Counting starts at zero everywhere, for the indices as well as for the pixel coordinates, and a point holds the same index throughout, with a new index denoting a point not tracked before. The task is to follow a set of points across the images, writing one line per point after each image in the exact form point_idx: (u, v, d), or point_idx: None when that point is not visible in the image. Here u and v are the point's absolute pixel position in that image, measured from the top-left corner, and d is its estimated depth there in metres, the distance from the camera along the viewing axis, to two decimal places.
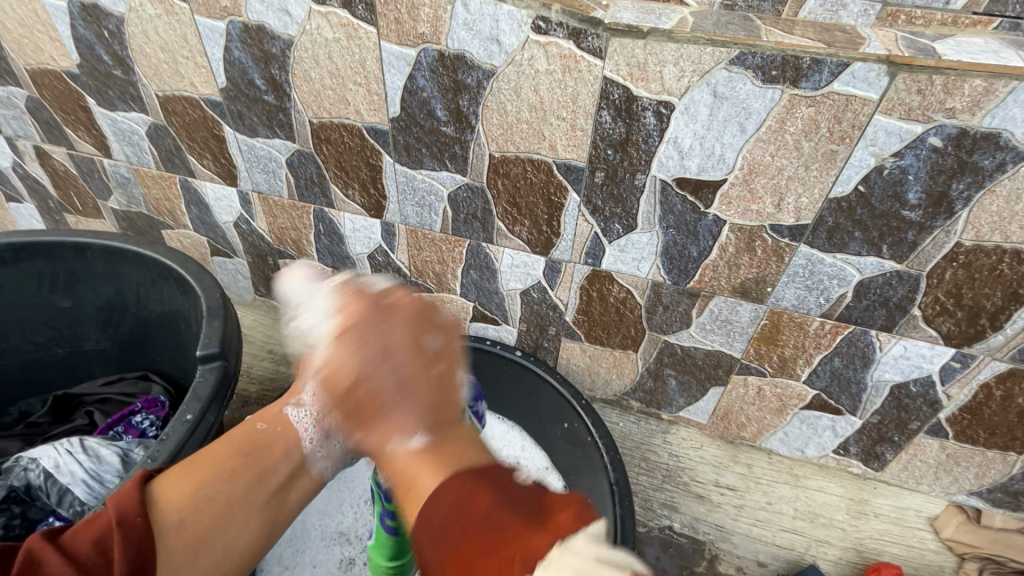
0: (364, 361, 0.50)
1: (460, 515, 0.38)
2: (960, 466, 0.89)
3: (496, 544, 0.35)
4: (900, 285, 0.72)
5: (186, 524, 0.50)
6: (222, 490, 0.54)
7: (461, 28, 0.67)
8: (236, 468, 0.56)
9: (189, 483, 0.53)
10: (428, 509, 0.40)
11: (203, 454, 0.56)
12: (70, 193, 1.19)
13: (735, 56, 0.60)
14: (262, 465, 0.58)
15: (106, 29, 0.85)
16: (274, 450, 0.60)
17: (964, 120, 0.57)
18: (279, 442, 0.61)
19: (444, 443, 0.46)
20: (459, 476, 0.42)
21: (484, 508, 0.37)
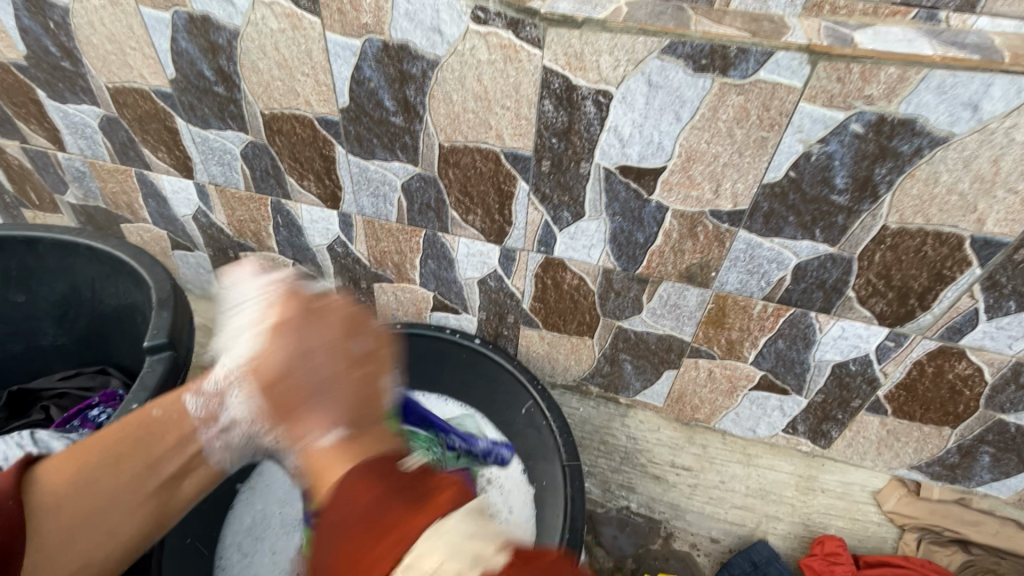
0: (291, 360, 0.65)
1: (354, 504, 0.49)
2: (900, 442, 0.93)
3: (388, 526, 0.45)
4: (834, 268, 0.75)
5: (62, 509, 0.53)
6: (106, 475, 0.57)
7: (403, 18, 0.68)
8: (123, 453, 0.59)
9: (71, 470, 0.55)
10: (342, 496, 0.52)
11: (97, 435, 0.59)
12: (26, 188, 1.17)
13: (666, 45, 0.61)
14: (151, 454, 0.61)
15: (50, 20, 0.84)
16: (167, 439, 0.63)
17: (882, 107, 0.60)
18: (173, 429, 0.64)
19: (357, 440, 0.61)
20: (366, 468, 0.55)
21: (375, 497, 0.49)
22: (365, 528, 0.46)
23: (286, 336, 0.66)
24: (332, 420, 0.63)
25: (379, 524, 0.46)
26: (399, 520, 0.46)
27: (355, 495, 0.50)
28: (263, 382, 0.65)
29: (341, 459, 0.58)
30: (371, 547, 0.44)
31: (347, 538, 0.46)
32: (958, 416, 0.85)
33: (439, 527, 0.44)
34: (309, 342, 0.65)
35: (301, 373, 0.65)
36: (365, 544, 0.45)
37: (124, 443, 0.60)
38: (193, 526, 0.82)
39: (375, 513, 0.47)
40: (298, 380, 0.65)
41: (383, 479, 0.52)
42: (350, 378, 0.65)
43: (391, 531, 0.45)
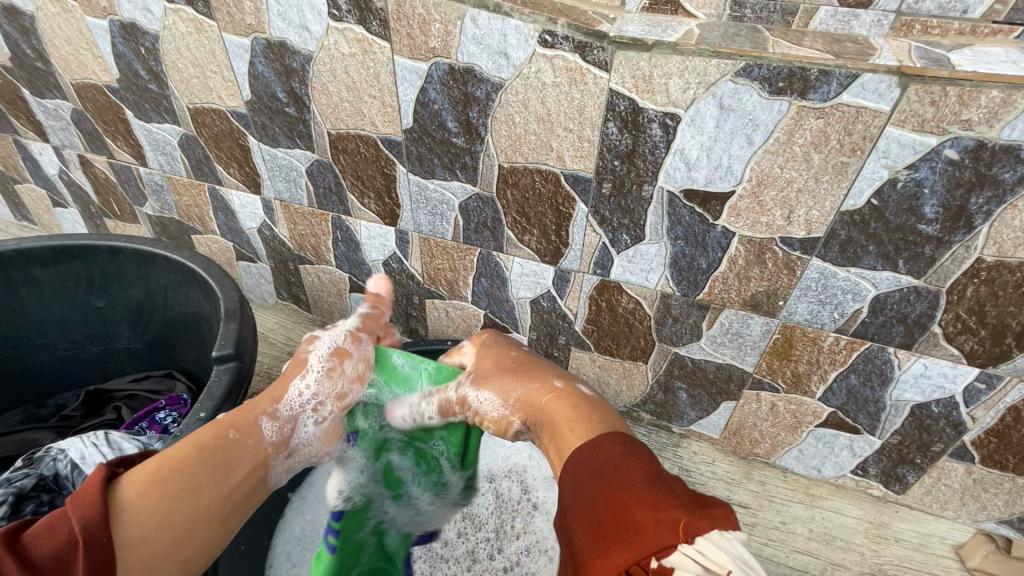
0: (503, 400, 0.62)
1: (607, 469, 0.44)
2: (988, 492, 0.85)
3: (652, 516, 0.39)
4: (918, 301, 0.70)
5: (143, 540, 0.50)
6: (183, 495, 0.54)
7: (471, 42, 0.69)
8: (203, 483, 0.55)
9: (148, 501, 0.51)
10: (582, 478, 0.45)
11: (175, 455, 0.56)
12: (109, 199, 1.25)
13: (741, 67, 0.59)
14: (225, 480, 0.58)
15: (142, 46, 0.90)
16: (239, 469, 0.60)
17: (981, 132, 0.55)
18: (243, 456, 0.61)
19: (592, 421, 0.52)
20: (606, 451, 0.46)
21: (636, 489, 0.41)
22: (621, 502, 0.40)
23: (520, 379, 0.63)
24: (558, 379, 0.62)
25: (644, 510, 0.39)
26: (677, 503, 0.39)
27: (615, 457, 0.44)
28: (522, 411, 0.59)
29: (575, 420, 0.52)
30: (627, 527, 0.39)
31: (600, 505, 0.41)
32: None
33: (721, 535, 0.37)
34: (541, 373, 0.63)
35: (527, 392, 0.60)
36: (616, 532, 0.39)
37: (199, 470, 0.56)
38: (247, 535, 0.83)
39: (616, 478, 0.42)
40: (537, 400, 0.58)
41: (649, 455, 0.45)
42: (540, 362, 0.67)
43: (654, 527, 0.38)
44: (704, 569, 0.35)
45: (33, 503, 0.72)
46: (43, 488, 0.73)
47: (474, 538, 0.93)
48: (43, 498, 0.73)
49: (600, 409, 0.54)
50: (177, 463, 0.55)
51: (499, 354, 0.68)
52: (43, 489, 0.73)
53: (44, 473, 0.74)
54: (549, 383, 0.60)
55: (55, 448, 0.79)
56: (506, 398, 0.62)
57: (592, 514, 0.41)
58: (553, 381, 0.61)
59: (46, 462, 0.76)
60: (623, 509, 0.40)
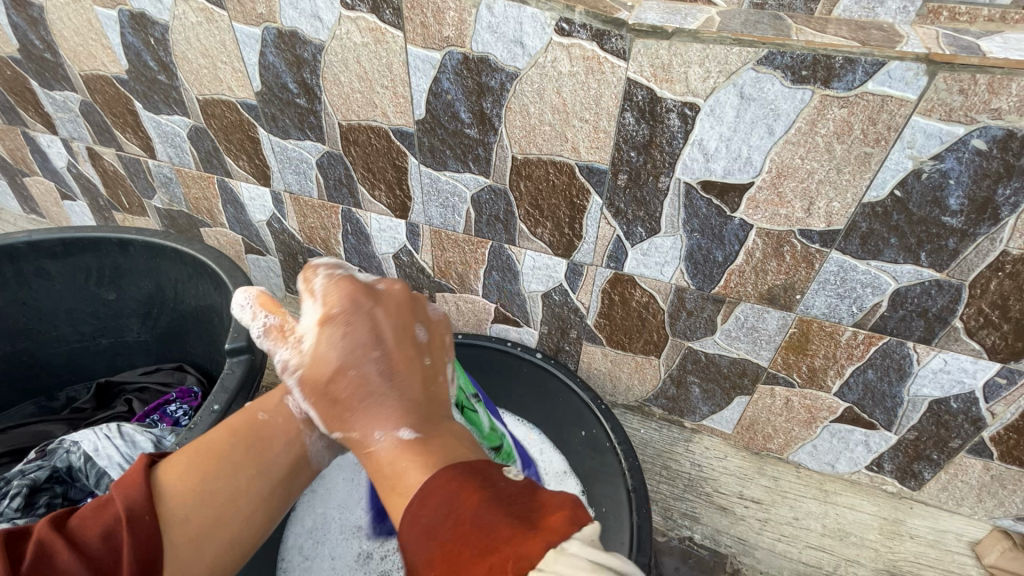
0: (347, 353, 0.51)
1: (452, 512, 0.40)
2: (1005, 488, 0.84)
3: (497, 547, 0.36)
4: (940, 295, 0.68)
5: (188, 519, 0.49)
6: (218, 476, 0.53)
7: (486, 31, 0.68)
8: (238, 464, 0.54)
9: (188, 482, 0.51)
10: (418, 505, 0.43)
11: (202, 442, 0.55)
12: (118, 192, 1.25)
13: (763, 56, 0.58)
14: (263, 459, 0.56)
15: (152, 36, 0.89)
16: (274, 441, 0.58)
17: (1011, 121, 0.54)
18: (280, 433, 0.59)
19: (431, 440, 0.49)
20: (450, 474, 0.44)
21: (474, 510, 0.39)
22: (471, 542, 0.38)
23: (338, 326, 0.52)
24: (397, 419, 0.50)
25: (480, 549, 0.37)
26: (507, 535, 0.37)
27: (453, 492, 0.42)
28: (317, 383, 0.52)
29: (424, 450, 0.48)
30: (469, 562, 0.37)
31: (445, 554, 0.38)
32: None
33: (560, 550, 0.35)
34: (364, 413, 0.51)
35: (371, 363, 0.51)
36: (469, 555, 0.37)
37: (230, 453, 0.55)
38: None
39: (451, 523, 0.39)
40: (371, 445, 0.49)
41: (487, 485, 0.42)
42: (428, 383, 0.54)
43: (510, 542, 0.36)
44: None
45: (47, 494, 0.73)
46: (57, 480, 0.74)
47: None
48: (57, 490, 0.74)
49: (445, 440, 0.49)
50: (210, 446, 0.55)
51: (356, 293, 0.54)
52: (57, 480, 0.74)
53: (58, 465, 0.75)
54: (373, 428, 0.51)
55: (69, 440, 0.78)
56: (316, 354, 0.52)
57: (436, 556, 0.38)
58: (398, 424, 0.50)
59: (59, 454, 0.77)
60: (466, 546, 0.38)
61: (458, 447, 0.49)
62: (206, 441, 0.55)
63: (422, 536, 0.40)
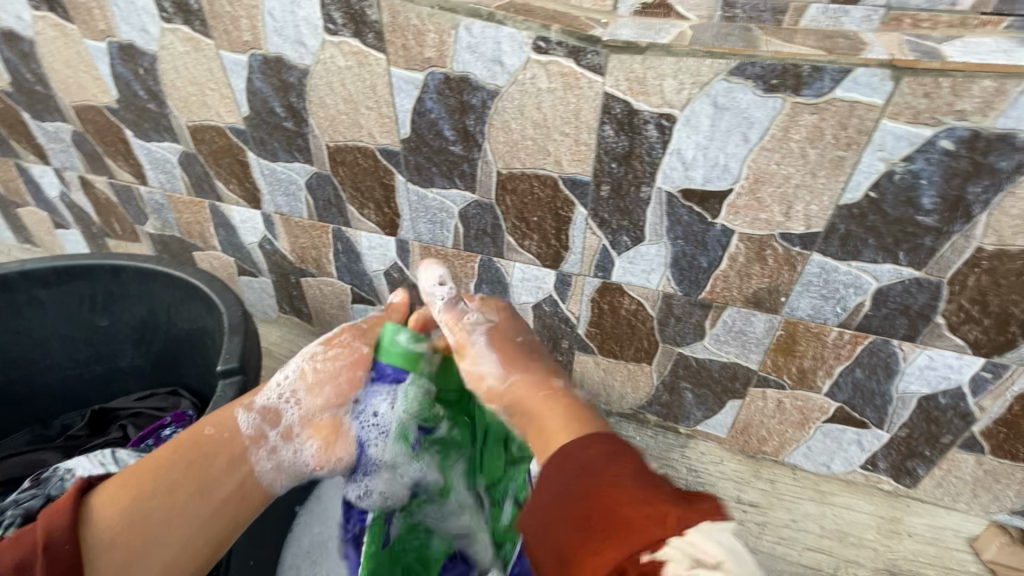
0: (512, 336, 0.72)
1: (593, 473, 0.45)
2: (999, 483, 0.84)
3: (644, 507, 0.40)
4: (920, 292, 0.70)
5: (124, 536, 0.53)
6: (149, 500, 0.57)
7: (465, 51, 0.69)
8: (176, 480, 0.59)
9: (123, 500, 0.55)
10: (570, 466, 0.47)
11: (149, 464, 0.60)
12: (111, 219, 1.26)
13: (734, 67, 0.60)
14: (202, 474, 0.61)
15: (140, 66, 0.91)
16: (218, 457, 0.64)
17: (975, 121, 0.56)
18: (222, 452, 0.64)
19: (580, 412, 0.59)
20: (591, 442, 0.49)
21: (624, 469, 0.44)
22: (614, 499, 0.41)
23: (513, 368, 0.68)
24: (552, 375, 0.67)
25: (633, 507, 0.40)
26: (666, 501, 0.40)
27: (601, 460, 0.46)
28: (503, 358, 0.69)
29: (565, 422, 0.57)
30: (621, 523, 0.39)
31: (596, 505, 0.42)
32: None
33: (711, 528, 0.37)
34: (532, 364, 0.69)
35: (524, 382, 0.66)
36: (607, 530, 0.40)
37: (177, 469, 0.60)
38: (256, 549, 0.82)
39: (604, 477, 0.44)
40: (529, 396, 0.64)
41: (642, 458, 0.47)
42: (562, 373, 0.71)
43: (641, 522, 0.39)
44: (693, 560, 0.35)
45: None
46: None
47: None
48: None
49: (588, 412, 0.59)
50: (150, 469, 0.59)
51: (505, 332, 0.73)
52: None
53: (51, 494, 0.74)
54: (546, 380, 0.66)
55: (64, 468, 0.79)
56: (507, 380, 0.67)
57: (582, 513, 0.42)
58: (551, 380, 0.66)
59: (54, 482, 0.76)
60: (613, 505, 0.41)
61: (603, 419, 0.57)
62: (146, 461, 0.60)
63: (570, 477, 0.46)
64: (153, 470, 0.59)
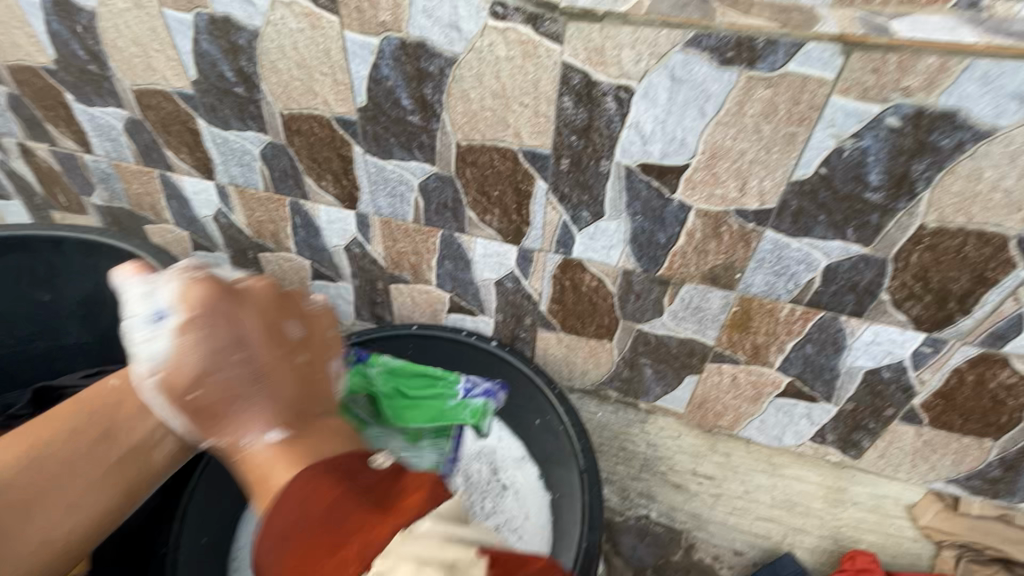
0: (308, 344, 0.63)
1: (309, 509, 0.48)
2: (936, 453, 0.88)
3: (340, 547, 0.45)
4: (867, 269, 0.71)
5: (15, 485, 0.55)
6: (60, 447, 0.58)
7: (421, 15, 0.67)
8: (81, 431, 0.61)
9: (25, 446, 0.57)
10: (276, 500, 0.51)
11: (56, 412, 0.61)
12: (55, 190, 1.20)
13: (690, 38, 0.59)
14: (112, 424, 0.62)
15: (78, 24, 0.86)
16: (129, 407, 0.64)
17: (920, 99, 0.57)
18: (137, 398, 0.65)
19: (301, 439, 0.57)
20: (309, 474, 0.51)
21: (322, 509, 0.47)
22: (316, 544, 0.46)
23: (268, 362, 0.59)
24: (263, 421, 0.57)
25: (326, 558, 0.44)
26: (357, 535, 0.45)
27: (309, 494, 0.49)
28: (178, 387, 0.56)
29: (290, 455, 0.55)
30: (320, 564, 0.44)
31: (299, 547, 0.46)
32: (1001, 427, 0.80)
33: (406, 535, 0.44)
34: (264, 399, 0.57)
35: (235, 371, 0.57)
36: (315, 557, 0.45)
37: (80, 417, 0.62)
38: (212, 526, 0.82)
39: (309, 532, 0.46)
40: (253, 449, 0.56)
41: (341, 484, 0.50)
42: (305, 381, 0.61)
43: (342, 564, 0.44)
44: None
45: None
46: None
47: None
48: None
49: (311, 444, 0.57)
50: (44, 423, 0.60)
51: (267, 317, 0.61)
52: None
53: None
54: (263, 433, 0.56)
55: None
56: (190, 384, 0.56)
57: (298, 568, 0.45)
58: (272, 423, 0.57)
59: None
60: (310, 554, 0.45)
61: (325, 445, 0.57)
62: (55, 412, 0.61)
63: (281, 537, 0.47)
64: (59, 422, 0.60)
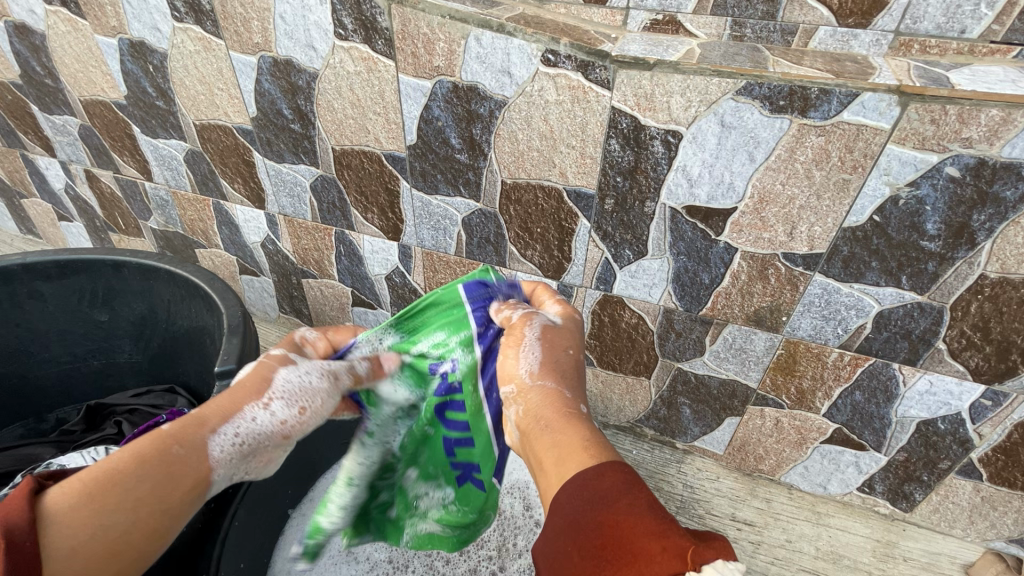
0: (553, 365, 0.53)
1: (613, 500, 0.39)
2: (996, 510, 0.83)
3: (660, 542, 0.34)
4: (922, 317, 0.69)
5: (74, 562, 0.38)
6: (126, 526, 0.40)
7: (474, 61, 0.70)
8: (147, 498, 0.41)
9: (79, 520, 0.39)
10: (587, 479, 0.41)
11: (115, 465, 0.42)
12: (114, 214, 1.26)
13: (742, 86, 0.60)
14: (176, 499, 0.43)
15: (150, 64, 0.91)
16: (186, 488, 0.44)
17: (982, 150, 0.56)
18: (194, 474, 0.45)
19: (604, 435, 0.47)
20: (616, 463, 0.42)
21: (647, 505, 0.38)
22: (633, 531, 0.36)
23: (551, 373, 0.53)
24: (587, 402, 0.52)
25: (649, 538, 0.35)
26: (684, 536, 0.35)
27: (619, 486, 0.40)
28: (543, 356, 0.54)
29: (586, 438, 0.46)
30: (630, 555, 0.35)
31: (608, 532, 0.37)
32: None
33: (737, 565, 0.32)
34: (579, 386, 0.53)
35: (543, 395, 0.51)
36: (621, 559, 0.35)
37: (145, 484, 0.42)
38: (248, 552, 0.82)
39: (622, 504, 0.38)
40: (552, 408, 0.50)
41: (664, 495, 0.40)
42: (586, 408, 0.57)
43: (659, 554, 0.34)
44: None
45: None
46: None
47: (474, 556, 0.92)
48: None
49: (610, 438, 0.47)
50: (119, 477, 0.41)
51: (560, 339, 0.56)
52: None
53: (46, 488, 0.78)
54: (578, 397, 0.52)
55: (57, 463, 0.82)
56: (537, 379, 0.52)
57: (596, 542, 0.37)
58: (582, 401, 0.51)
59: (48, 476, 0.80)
60: (626, 535, 0.36)
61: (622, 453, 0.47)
62: (109, 465, 0.41)
63: (580, 504, 0.39)
64: (120, 480, 0.41)
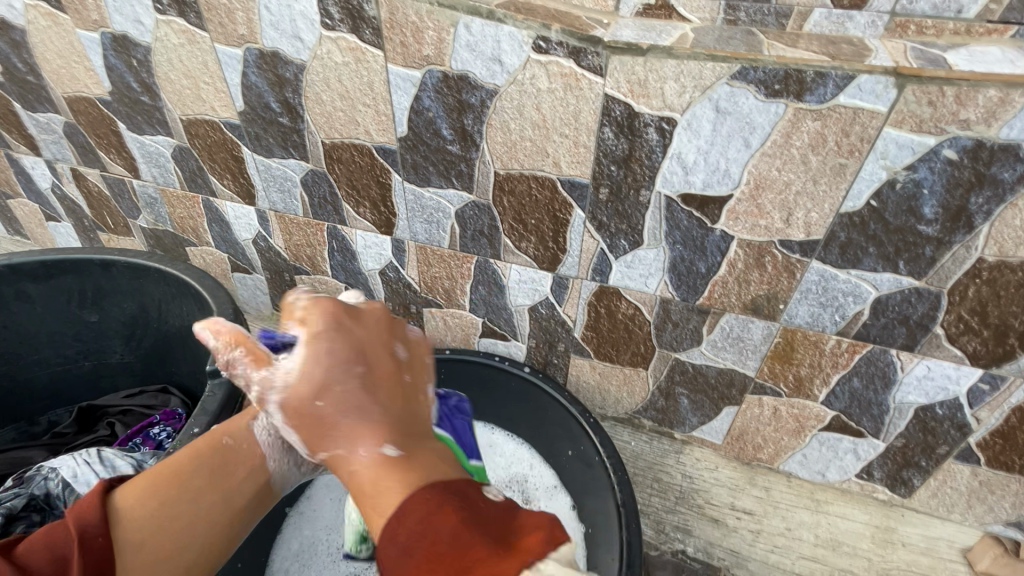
0: (325, 370, 0.50)
1: (426, 537, 0.37)
2: (994, 494, 0.84)
3: (469, 572, 0.34)
4: (920, 302, 0.69)
5: (147, 545, 0.48)
6: (190, 505, 0.52)
7: (464, 49, 0.68)
8: (200, 483, 0.54)
9: (151, 504, 0.50)
10: (394, 526, 0.39)
11: (167, 466, 0.54)
12: (103, 213, 1.25)
13: (736, 71, 0.59)
14: (225, 482, 0.55)
15: (134, 58, 0.89)
16: (239, 471, 0.57)
17: (979, 131, 0.55)
18: (243, 460, 0.58)
19: (411, 457, 0.46)
20: (425, 493, 0.41)
21: (450, 527, 0.36)
22: (445, 566, 0.35)
23: (292, 416, 0.51)
24: (388, 430, 0.48)
25: (455, 574, 0.34)
26: (486, 554, 0.35)
27: (428, 517, 0.38)
28: (302, 404, 0.50)
29: (393, 478, 0.43)
30: None
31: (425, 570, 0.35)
32: None
33: (538, 570, 0.34)
34: (394, 415, 0.50)
35: (347, 428, 0.48)
36: None
37: (196, 471, 0.54)
38: (244, 551, 0.81)
39: (423, 548, 0.36)
40: (353, 463, 0.46)
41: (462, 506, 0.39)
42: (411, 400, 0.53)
43: None
44: None
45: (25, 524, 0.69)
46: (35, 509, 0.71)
47: None
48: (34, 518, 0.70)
49: (416, 464, 0.45)
50: (172, 472, 0.53)
51: (355, 353, 0.52)
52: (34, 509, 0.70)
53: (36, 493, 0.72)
54: (354, 442, 0.47)
55: (47, 468, 0.78)
56: (302, 393, 0.50)
57: None
58: (383, 438, 0.47)
59: (38, 482, 0.75)
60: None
61: (434, 469, 0.45)
62: (167, 462, 0.54)
63: (402, 558, 0.37)
64: (178, 473, 0.53)
